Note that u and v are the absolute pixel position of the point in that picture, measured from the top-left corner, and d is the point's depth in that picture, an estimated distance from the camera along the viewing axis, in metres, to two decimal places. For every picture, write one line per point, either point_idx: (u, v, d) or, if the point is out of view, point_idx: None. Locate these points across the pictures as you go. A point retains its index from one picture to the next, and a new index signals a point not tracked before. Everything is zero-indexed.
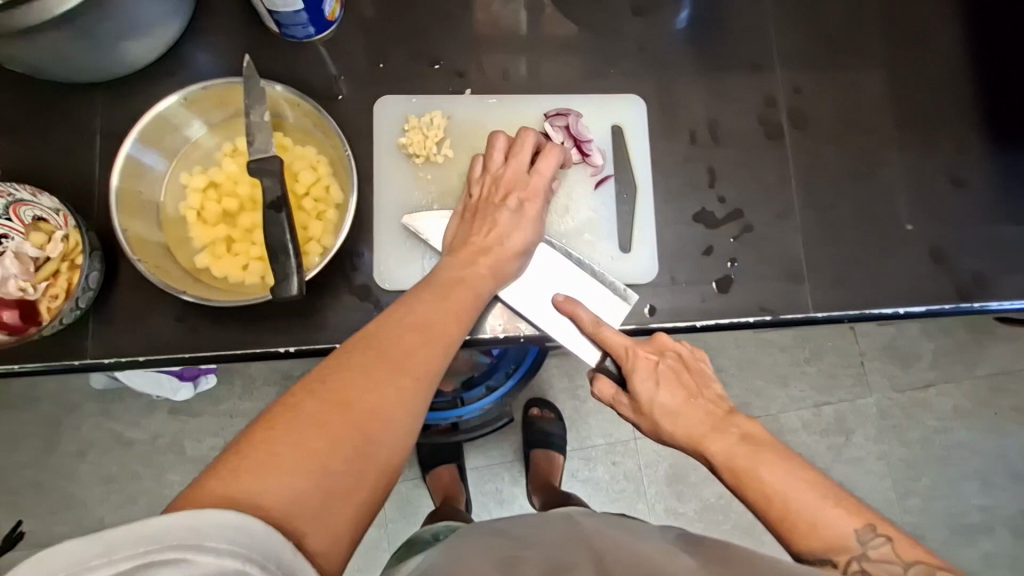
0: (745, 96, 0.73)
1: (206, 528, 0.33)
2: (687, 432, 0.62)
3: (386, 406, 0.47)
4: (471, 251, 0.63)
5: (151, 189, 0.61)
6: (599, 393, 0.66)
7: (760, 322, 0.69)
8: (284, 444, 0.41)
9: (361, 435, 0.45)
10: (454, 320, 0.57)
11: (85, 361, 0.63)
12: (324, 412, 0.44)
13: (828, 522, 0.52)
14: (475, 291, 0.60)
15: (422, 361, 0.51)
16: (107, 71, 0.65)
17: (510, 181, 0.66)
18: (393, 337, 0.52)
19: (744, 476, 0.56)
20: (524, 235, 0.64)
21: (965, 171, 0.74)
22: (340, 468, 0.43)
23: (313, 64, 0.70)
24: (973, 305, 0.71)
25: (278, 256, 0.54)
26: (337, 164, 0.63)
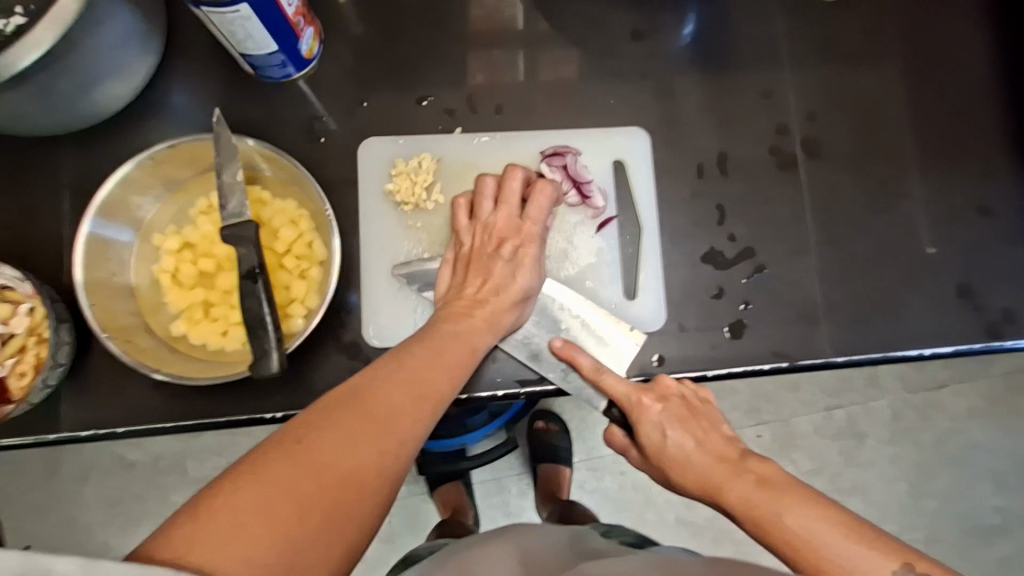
0: (754, 118, 0.69)
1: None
2: (699, 480, 0.56)
3: (366, 474, 0.41)
4: (462, 306, 0.58)
5: (121, 254, 0.57)
6: (610, 441, 0.63)
7: (777, 369, 0.64)
8: (246, 514, 0.36)
9: (337, 502, 0.39)
10: (445, 373, 0.51)
11: (60, 435, 0.59)
12: (296, 473, 0.39)
13: (862, 569, 0.45)
14: (470, 344, 0.56)
15: (410, 419, 0.46)
16: (72, 124, 0.61)
17: (502, 221, 0.62)
18: (379, 389, 0.47)
19: (766, 523, 0.49)
20: (523, 283, 0.60)
21: (991, 197, 0.69)
22: (306, 544, 0.37)
23: (292, 105, 0.66)
24: (1004, 344, 0.66)
25: (257, 331, 0.50)
26: (319, 219, 0.59)
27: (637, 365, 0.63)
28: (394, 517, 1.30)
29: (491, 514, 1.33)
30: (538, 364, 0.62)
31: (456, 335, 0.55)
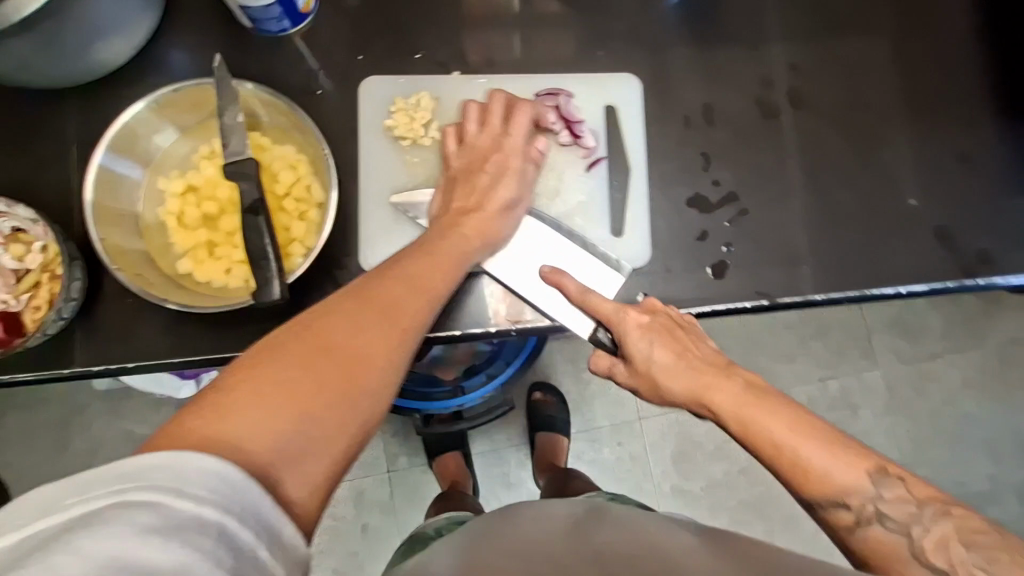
0: (742, 73, 0.70)
1: (186, 471, 0.33)
2: (683, 387, 0.59)
3: (370, 359, 0.46)
4: (450, 218, 0.61)
5: (129, 195, 0.59)
6: (596, 365, 0.65)
7: (756, 309, 0.67)
8: (267, 388, 0.40)
9: (344, 380, 0.43)
10: (440, 278, 0.55)
11: (74, 369, 0.62)
12: (305, 356, 0.43)
13: (840, 471, 0.50)
14: (462, 250, 0.59)
15: (408, 315, 0.50)
16: (74, 78, 0.63)
17: (490, 140, 0.64)
18: (378, 289, 0.50)
19: (750, 425, 0.54)
20: (508, 193, 0.63)
21: (973, 146, 0.71)
22: (322, 414, 0.41)
23: (290, 59, 0.68)
24: (977, 283, 0.68)
25: (259, 262, 0.53)
26: (317, 164, 0.61)
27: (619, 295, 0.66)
28: (395, 489, 1.32)
29: (490, 485, 1.35)
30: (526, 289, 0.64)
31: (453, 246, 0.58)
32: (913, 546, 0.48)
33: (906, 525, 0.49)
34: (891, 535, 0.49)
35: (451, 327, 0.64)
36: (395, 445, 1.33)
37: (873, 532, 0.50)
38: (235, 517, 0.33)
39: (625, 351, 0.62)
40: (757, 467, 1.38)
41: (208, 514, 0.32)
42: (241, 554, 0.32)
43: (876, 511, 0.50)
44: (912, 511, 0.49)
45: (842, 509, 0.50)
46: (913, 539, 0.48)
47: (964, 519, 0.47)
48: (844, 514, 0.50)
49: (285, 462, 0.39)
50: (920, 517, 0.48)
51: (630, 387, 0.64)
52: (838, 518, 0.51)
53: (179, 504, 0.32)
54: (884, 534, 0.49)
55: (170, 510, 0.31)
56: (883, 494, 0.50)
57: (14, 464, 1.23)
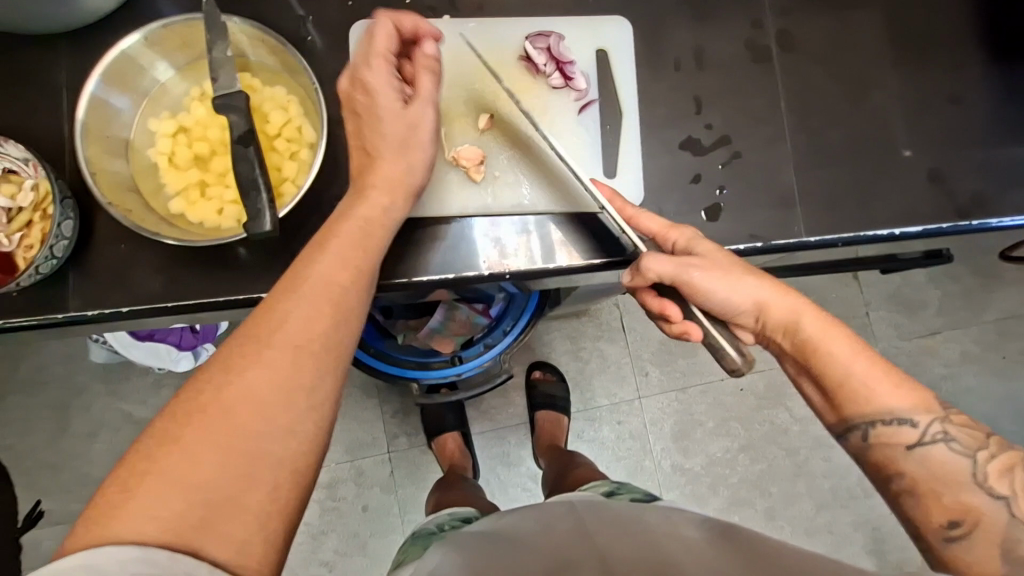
0: (731, 22, 0.70)
1: (104, 565, 0.33)
2: (767, 292, 0.55)
3: (268, 401, 0.41)
4: (361, 179, 0.56)
5: (120, 134, 0.60)
6: (665, 261, 0.55)
7: (750, 251, 0.67)
8: (154, 473, 0.37)
9: (235, 437, 0.40)
10: (349, 273, 0.49)
11: (68, 315, 0.62)
12: (184, 426, 0.39)
13: (911, 395, 0.53)
14: (374, 221, 0.54)
15: (301, 333, 0.44)
16: (59, 22, 0.62)
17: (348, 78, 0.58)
18: (263, 315, 0.44)
19: (829, 342, 0.54)
20: (399, 129, 0.56)
21: (964, 87, 0.71)
22: (225, 476, 0.39)
23: (278, 5, 0.67)
24: (972, 224, 0.69)
25: (249, 193, 0.53)
26: (308, 104, 0.62)
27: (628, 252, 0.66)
28: (396, 470, 1.31)
29: (491, 465, 1.33)
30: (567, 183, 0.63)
31: (356, 235, 0.52)
32: (977, 470, 0.50)
33: (971, 450, 0.51)
34: (959, 457, 0.51)
35: (445, 270, 0.65)
36: (394, 425, 1.33)
37: (934, 452, 0.51)
38: None
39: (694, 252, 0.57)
40: (758, 445, 1.37)
41: None
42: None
43: (944, 432, 0.52)
44: (978, 437, 0.52)
45: (908, 427, 0.52)
46: (976, 463, 0.51)
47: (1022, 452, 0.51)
48: (909, 431, 0.52)
49: (199, 533, 0.37)
50: (986, 444, 0.51)
51: (703, 291, 0.55)
52: (904, 435, 0.52)
53: None
54: (948, 454, 0.51)
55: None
56: (951, 417, 0.52)
57: (13, 448, 1.23)
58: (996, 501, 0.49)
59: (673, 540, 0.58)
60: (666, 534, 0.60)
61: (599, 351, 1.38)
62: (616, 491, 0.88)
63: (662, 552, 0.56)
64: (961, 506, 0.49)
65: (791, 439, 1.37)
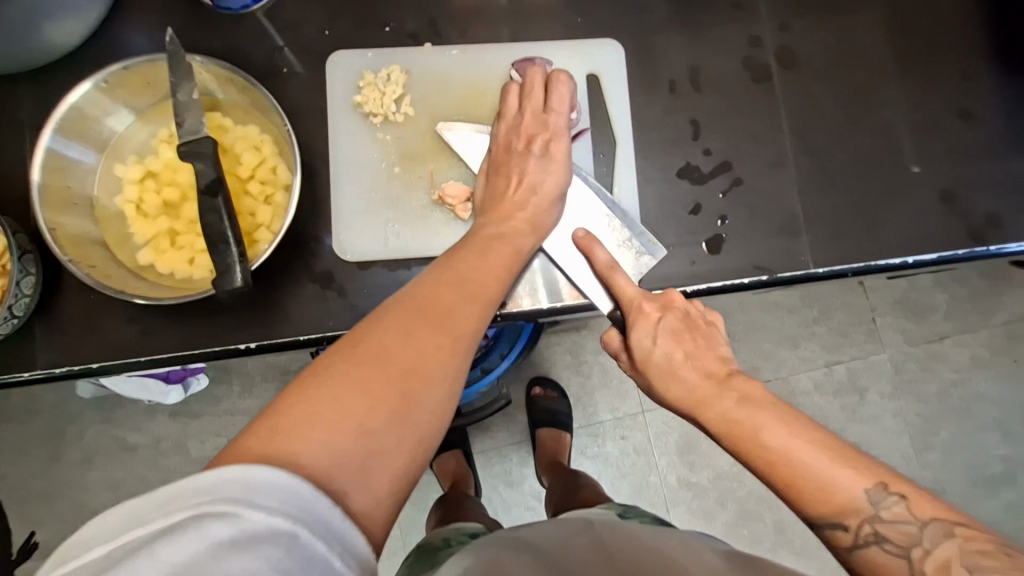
0: (727, 37, 0.67)
1: (257, 484, 0.31)
2: (692, 391, 0.56)
3: (430, 366, 0.43)
4: (505, 209, 0.59)
5: (84, 184, 0.56)
6: (607, 343, 0.62)
7: (696, 292, 0.63)
8: (324, 400, 0.38)
9: (406, 396, 0.41)
10: (492, 275, 0.52)
11: (35, 373, 0.58)
12: (366, 369, 0.40)
13: (837, 487, 0.46)
14: (515, 244, 0.56)
15: (463, 322, 0.47)
16: (22, 61, 0.59)
17: (536, 117, 0.62)
18: (433, 292, 0.48)
19: (741, 441, 0.51)
20: (564, 183, 0.61)
21: (973, 99, 0.68)
22: (383, 425, 0.39)
23: (252, 36, 0.64)
24: (989, 249, 0.65)
25: (217, 245, 0.49)
26: (282, 143, 0.58)
27: (640, 274, 0.62)
28: None
29: (493, 485, 1.29)
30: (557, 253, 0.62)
31: (505, 246, 0.56)
32: (913, 571, 0.43)
33: (906, 547, 0.44)
34: (892, 558, 0.44)
35: None
36: None
37: (870, 554, 0.45)
38: (305, 525, 0.32)
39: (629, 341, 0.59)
40: None
41: (278, 524, 0.31)
42: (311, 561, 0.31)
43: (874, 532, 0.45)
44: (913, 532, 0.44)
45: (840, 530, 0.46)
46: (912, 563, 0.43)
47: (968, 541, 0.42)
48: (841, 534, 0.46)
49: (352, 483, 0.36)
50: (920, 538, 0.44)
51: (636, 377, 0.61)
52: (835, 538, 0.47)
53: (251, 515, 0.30)
54: (883, 557, 0.45)
55: (242, 520, 0.30)
56: (880, 514, 0.45)
57: (5, 481, 1.20)
58: None
59: (687, 553, 0.53)
60: (682, 551, 0.54)
61: (601, 365, 1.34)
62: (626, 513, 0.78)
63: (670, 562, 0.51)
64: None
65: None
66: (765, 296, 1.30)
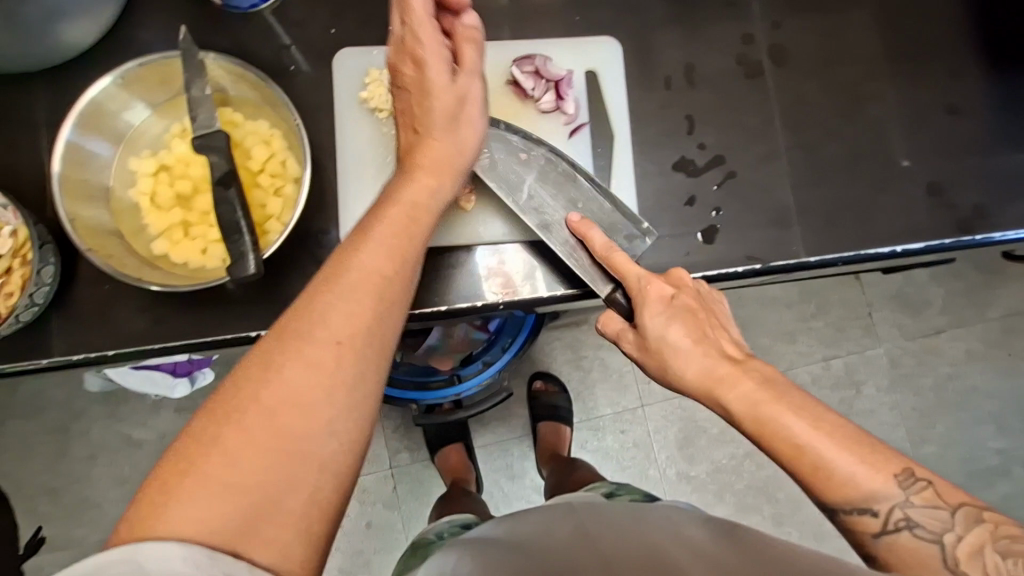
0: (722, 35, 0.69)
1: (145, 561, 0.32)
2: (717, 372, 0.55)
3: (302, 399, 0.39)
4: (404, 157, 0.54)
5: (100, 177, 0.59)
6: (605, 327, 0.61)
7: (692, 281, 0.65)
8: (189, 475, 0.36)
9: (279, 434, 0.38)
10: (385, 266, 0.46)
11: (53, 359, 0.60)
12: (225, 422, 0.38)
13: (870, 474, 0.48)
14: (415, 208, 0.51)
15: (343, 333, 0.42)
16: (37, 60, 0.61)
17: (396, 47, 0.54)
18: (302, 310, 0.42)
19: (768, 424, 0.51)
20: (450, 100, 0.53)
21: (961, 96, 0.70)
22: (261, 479, 0.37)
23: (260, 36, 0.66)
24: (975, 238, 0.67)
25: (232, 236, 0.52)
26: (291, 137, 0.60)
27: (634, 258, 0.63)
28: (398, 486, 1.28)
29: (494, 478, 1.31)
30: (548, 234, 0.62)
31: (396, 220, 0.49)
32: (946, 556, 0.46)
33: (937, 532, 0.47)
34: (923, 543, 0.47)
35: (438, 301, 0.64)
36: (396, 440, 1.30)
37: (899, 539, 0.48)
38: None
39: (639, 322, 0.59)
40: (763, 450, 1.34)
41: None
42: None
43: (906, 517, 0.47)
44: (943, 517, 0.47)
45: (870, 515, 0.48)
46: (945, 548, 0.46)
47: (996, 525, 0.45)
48: (869, 520, 0.48)
49: (245, 539, 0.36)
50: (952, 523, 0.46)
51: (648, 360, 0.59)
52: (864, 524, 0.48)
53: None
54: (913, 542, 0.47)
55: None
56: (912, 499, 0.47)
57: (14, 476, 1.22)
58: None
59: (675, 544, 0.52)
60: (672, 542, 0.52)
61: (601, 359, 1.35)
62: (615, 492, 0.80)
63: (654, 549, 0.51)
64: None
65: None
66: (762, 290, 1.32)
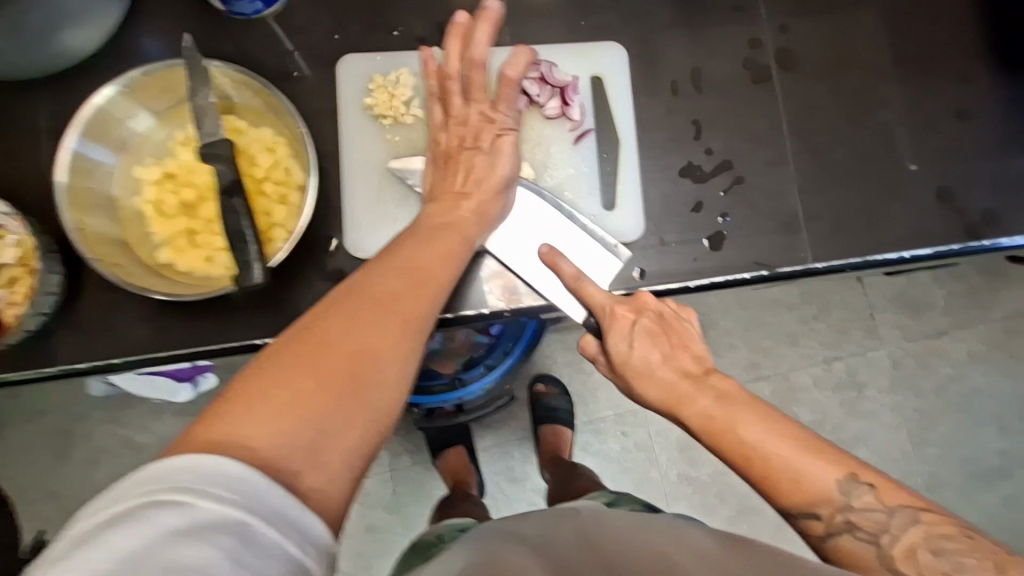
0: (727, 39, 0.69)
1: (212, 474, 0.32)
2: (679, 389, 0.55)
3: (378, 345, 0.43)
4: (451, 198, 0.58)
5: (103, 185, 0.58)
6: (580, 350, 0.62)
7: (698, 287, 0.64)
8: (272, 386, 0.38)
9: (353, 376, 0.40)
10: (442, 264, 0.52)
11: (57, 368, 0.60)
12: (312, 354, 0.40)
13: (812, 477, 0.48)
14: (463, 235, 0.56)
15: (413, 307, 0.46)
16: (41, 67, 0.60)
17: (483, 114, 0.61)
18: (381, 281, 0.47)
19: (722, 438, 0.51)
20: (508, 173, 0.60)
21: (967, 100, 0.70)
22: (332, 404, 0.39)
23: (265, 42, 0.65)
24: (983, 244, 0.67)
25: (238, 245, 0.52)
26: (295, 145, 0.60)
27: (606, 278, 0.63)
28: (399, 489, 1.28)
29: (496, 481, 1.31)
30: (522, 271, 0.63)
31: (447, 233, 0.55)
32: (882, 555, 0.46)
33: (875, 534, 0.47)
34: (862, 544, 0.47)
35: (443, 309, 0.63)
36: (398, 443, 1.29)
37: (841, 541, 0.48)
38: (257, 516, 0.32)
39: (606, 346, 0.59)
40: None
41: (230, 512, 0.31)
42: (264, 552, 0.31)
43: (847, 521, 0.47)
44: (881, 520, 0.46)
45: (814, 520, 0.48)
46: (881, 548, 0.46)
47: (932, 526, 0.45)
48: (815, 524, 0.48)
49: (304, 459, 0.36)
50: (889, 525, 0.46)
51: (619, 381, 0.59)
52: (809, 528, 0.48)
53: (203, 504, 0.31)
54: (853, 544, 0.47)
55: (195, 509, 0.30)
56: (853, 504, 0.47)
57: (14, 480, 1.21)
58: None
59: (676, 547, 0.50)
60: (672, 545, 0.51)
61: None
62: (616, 501, 0.78)
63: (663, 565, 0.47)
64: None
65: None
66: (764, 293, 1.32)
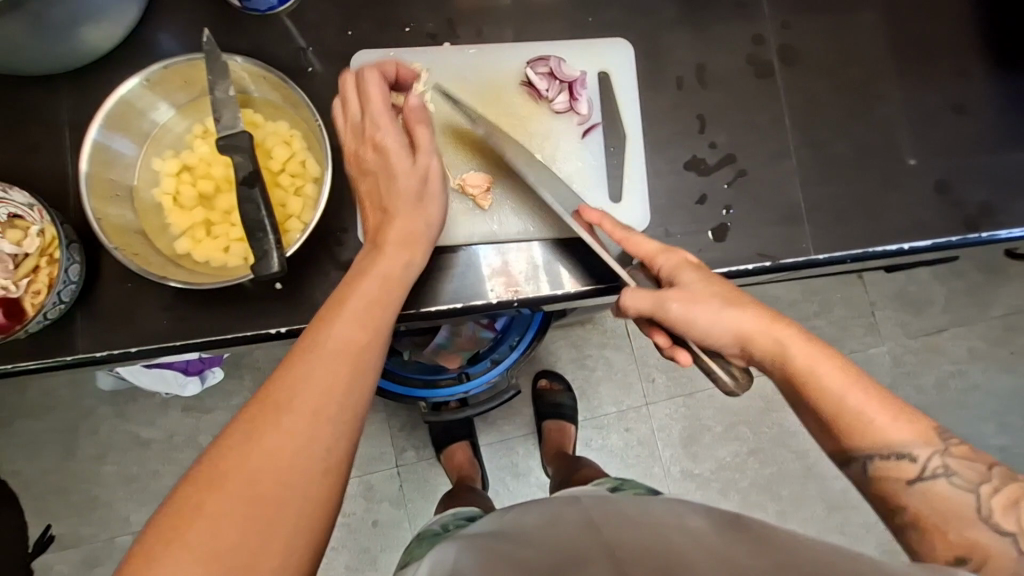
0: (731, 37, 0.70)
1: None
2: (753, 320, 0.54)
3: (283, 462, 0.41)
4: (373, 238, 0.55)
5: (123, 176, 0.60)
6: (638, 295, 0.57)
7: None
8: (174, 538, 0.37)
9: (257, 501, 0.39)
10: (360, 338, 0.47)
11: (77, 356, 0.61)
12: (213, 493, 0.39)
13: (906, 424, 0.50)
14: (391, 291, 0.52)
15: (321, 404, 0.43)
16: (60, 63, 0.62)
17: (355, 134, 0.57)
18: (287, 379, 0.44)
19: (814, 367, 0.52)
20: (412, 180, 0.55)
21: (966, 96, 0.71)
22: (240, 541, 0.38)
23: (279, 38, 0.67)
24: (981, 236, 0.68)
25: (256, 234, 0.53)
26: (311, 138, 0.62)
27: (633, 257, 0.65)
28: (403, 483, 1.29)
29: (500, 476, 1.32)
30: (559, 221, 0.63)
31: (373, 294, 0.50)
32: (979, 505, 0.48)
33: (973, 484, 0.49)
34: (958, 492, 0.49)
35: (454, 300, 0.65)
36: (403, 439, 1.30)
37: (933, 487, 0.50)
38: None
39: (676, 283, 0.57)
40: (767, 448, 1.35)
41: None
42: None
43: (944, 466, 0.50)
44: (981, 471, 0.50)
45: (907, 461, 0.50)
46: (979, 497, 0.49)
47: None
48: (907, 467, 0.50)
49: None
50: (989, 479, 0.49)
51: (687, 322, 0.55)
52: (901, 470, 0.50)
53: None
54: (947, 491, 0.49)
55: None
56: (950, 450, 0.50)
57: (23, 475, 1.22)
58: (1002, 538, 0.46)
59: (677, 529, 0.52)
60: (674, 527, 0.52)
61: (605, 358, 1.36)
62: (620, 486, 0.80)
63: (668, 547, 0.48)
64: (963, 542, 0.47)
65: (801, 441, 1.36)
66: (766, 289, 1.33)
